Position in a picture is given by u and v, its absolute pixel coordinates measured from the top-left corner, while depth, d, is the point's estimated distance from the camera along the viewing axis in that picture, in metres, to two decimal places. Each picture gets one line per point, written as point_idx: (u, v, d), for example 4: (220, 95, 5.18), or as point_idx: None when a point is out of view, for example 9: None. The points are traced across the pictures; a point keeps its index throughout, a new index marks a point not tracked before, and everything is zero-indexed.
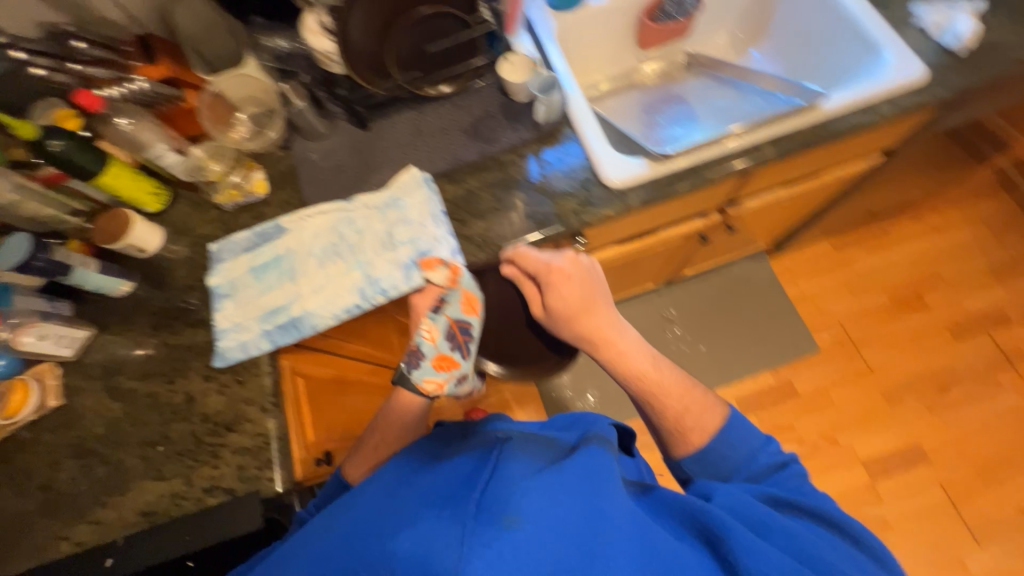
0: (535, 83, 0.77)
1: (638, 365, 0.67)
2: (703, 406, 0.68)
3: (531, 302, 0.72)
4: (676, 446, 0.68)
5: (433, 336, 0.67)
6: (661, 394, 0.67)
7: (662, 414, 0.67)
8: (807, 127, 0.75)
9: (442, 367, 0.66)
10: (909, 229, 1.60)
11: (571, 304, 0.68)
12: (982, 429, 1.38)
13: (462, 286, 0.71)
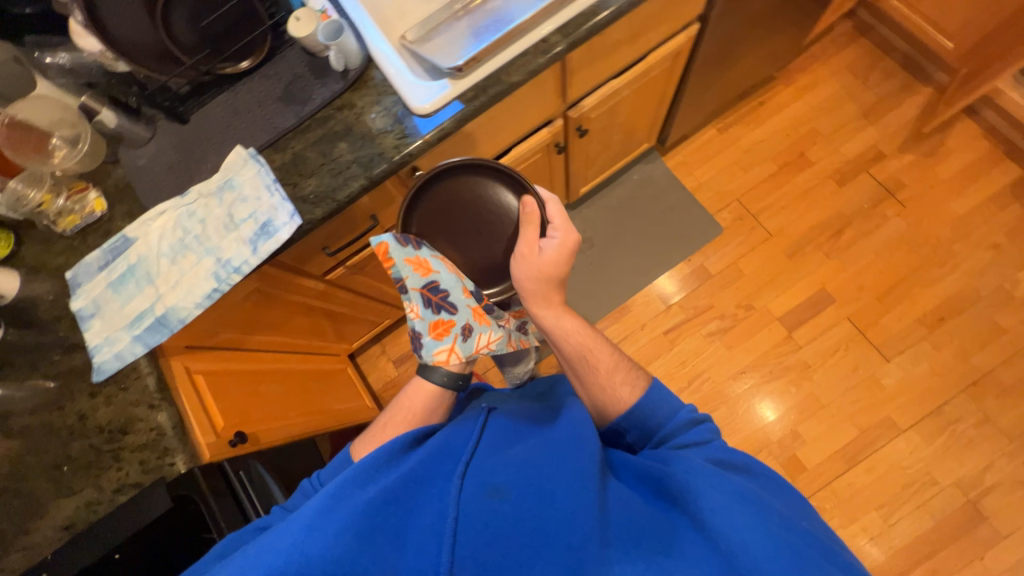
0: (321, 31, 0.78)
1: (573, 324, 0.74)
2: (628, 372, 0.71)
3: (527, 243, 0.73)
4: (597, 398, 0.70)
5: (416, 313, 0.68)
6: (595, 355, 0.72)
7: (595, 367, 0.71)
8: (584, 10, 0.79)
9: (443, 334, 0.68)
10: (783, 95, 1.67)
11: (565, 263, 0.75)
12: (874, 259, 1.49)
13: (398, 256, 0.68)
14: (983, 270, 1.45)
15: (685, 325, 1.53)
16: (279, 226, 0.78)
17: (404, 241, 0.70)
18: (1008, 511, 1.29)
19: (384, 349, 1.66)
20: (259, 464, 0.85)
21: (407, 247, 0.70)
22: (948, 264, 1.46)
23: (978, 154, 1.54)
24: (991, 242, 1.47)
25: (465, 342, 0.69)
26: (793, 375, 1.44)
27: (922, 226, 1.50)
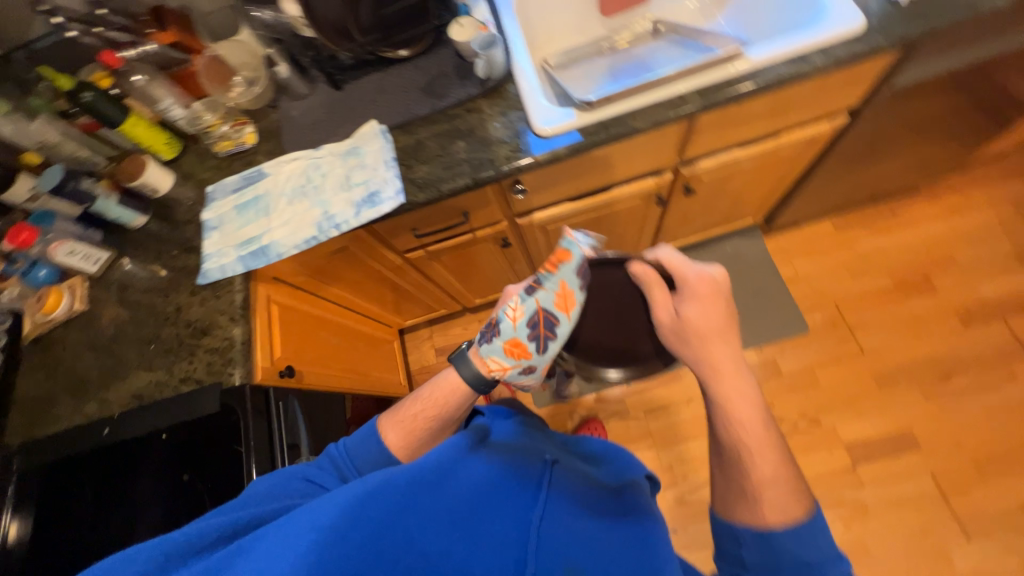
0: (475, 40, 0.84)
1: (743, 410, 0.61)
2: (791, 489, 0.58)
3: (658, 307, 0.68)
4: (735, 508, 0.60)
5: (516, 316, 0.65)
6: (753, 456, 0.59)
7: (748, 472, 0.59)
8: (729, 78, 0.78)
9: (511, 352, 0.64)
10: (922, 209, 1.51)
11: (711, 322, 0.65)
12: (983, 419, 1.28)
13: (564, 271, 0.68)
14: None
15: None
16: (384, 199, 0.85)
17: (579, 272, 0.68)
18: None
19: (432, 336, 1.72)
20: (296, 403, 0.89)
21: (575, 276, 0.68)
22: None
23: None
24: None
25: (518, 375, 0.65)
26: (846, 514, 1.27)
27: None
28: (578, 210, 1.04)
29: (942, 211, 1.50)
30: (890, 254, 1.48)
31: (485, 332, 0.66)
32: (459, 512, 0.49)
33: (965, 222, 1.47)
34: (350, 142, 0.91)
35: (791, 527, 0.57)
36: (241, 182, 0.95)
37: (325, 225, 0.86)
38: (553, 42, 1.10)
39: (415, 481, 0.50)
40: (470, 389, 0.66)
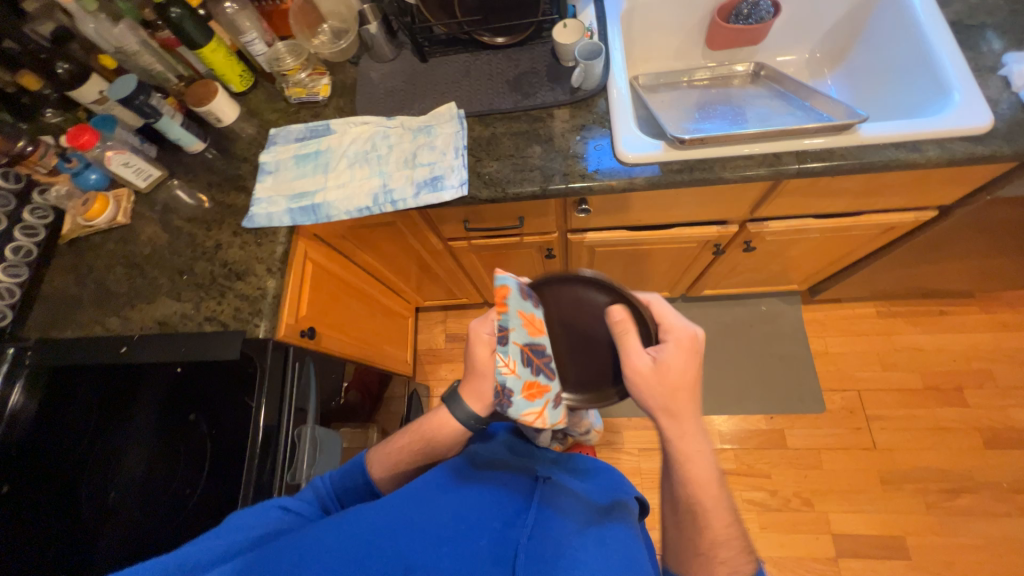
0: (580, 48, 0.81)
1: (701, 472, 0.65)
2: (738, 545, 0.64)
3: (633, 352, 0.68)
4: (692, 563, 0.65)
5: (512, 367, 0.63)
6: (707, 517, 0.65)
7: (700, 527, 0.65)
8: (832, 148, 0.73)
9: (534, 396, 0.66)
10: (972, 317, 1.45)
11: (684, 375, 0.67)
12: (983, 548, 1.24)
13: (513, 305, 0.66)
14: None
15: (729, 476, 1.39)
16: (447, 186, 0.82)
17: (524, 295, 0.71)
18: None
19: (445, 320, 1.71)
20: (311, 365, 0.87)
21: (525, 300, 0.69)
22: None
23: None
24: None
25: (552, 410, 0.68)
26: None
27: None
28: (630, 240, 1.01)
29: (992, 324, 1.43)
30: (926, 355, 1.44)
31: (499, 400, 0.63)
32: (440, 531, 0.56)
33: (1013, 341, 1.41)
34: (424, 120, 0.88)
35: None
36: (306, 136, 0.93)
37: (381, 199, 0.84)
38: (648, 62, 1.06)
39: (402, 510, 0.59)
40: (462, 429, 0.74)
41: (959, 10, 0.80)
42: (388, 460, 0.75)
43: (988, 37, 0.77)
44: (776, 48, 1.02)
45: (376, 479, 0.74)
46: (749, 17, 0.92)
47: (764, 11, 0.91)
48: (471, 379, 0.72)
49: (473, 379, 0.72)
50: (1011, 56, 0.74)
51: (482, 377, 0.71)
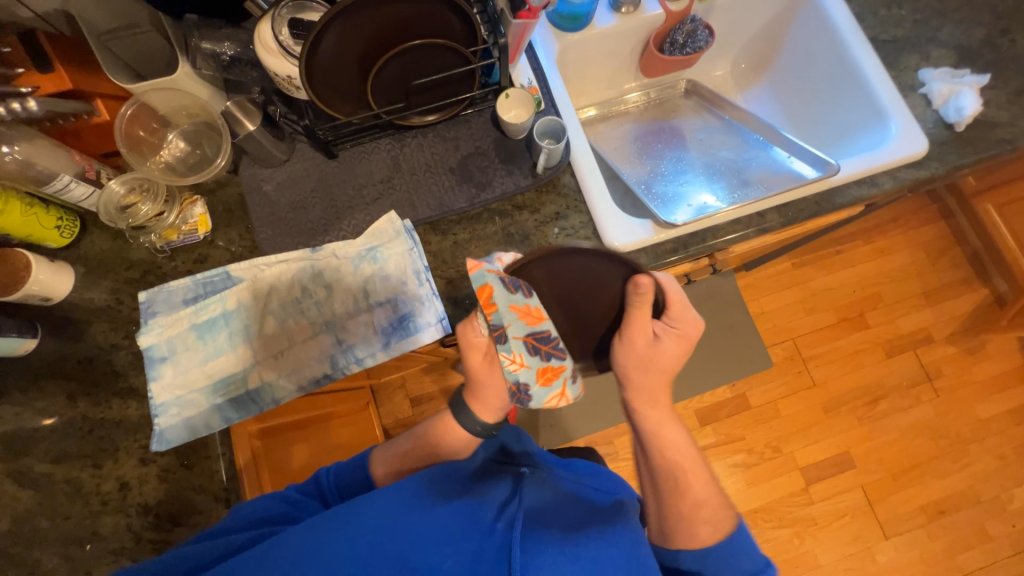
0: (537, 128, 0.70)
1: (677, 439, 0.69)
2: (719, 508, 0.68)
3: (636, 330, 0.63)
4: (677, 534, 0.68)
5: (519, 361, 0.60)
6: (687, 481, 0.68)
7: (683, 493, 0.68)
8: (807, 198, 0.73)
9: (551, 379, 0.61)
10: (860, 250, 1.69)
11: (675, 354, 0.66)
12: (899, 438, 1.55)
13: (503, 301, 0.59)
14: (988, 476, 1.53)
15: (712, 450, 1.53)
16: (421, 327, 0.67)
17: (513, 287, 0.60)
18: None
19: (405, 384, 1.54)
20: None
21: (515, 292, 0.60)
22: (959, 462, 1.54)
23: (1010, 366, 1.61)
24: (1002, 454, 1.55)
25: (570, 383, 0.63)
26: (799, 528, 1.48)
27: (947, 420, 1.57)
28: None
29: (875, 253, 1.69)
30: (833, 293, 1.67)
31: (513, 395, 0.62)
32: (440, 530, 0.54)
33: (890, 263, 1.69)
34: (363, 242, 0.69)
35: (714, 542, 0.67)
36: (199, 294, 0.68)
37: (339, 359, 0.67)
38: (581, 95, 0.96)
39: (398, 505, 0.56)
40: (472, 436, 0.69)
41: (874, 25, 0.82)
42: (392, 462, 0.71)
43: (901, 53, 0.80)
44: (702, 63, 1.00)
45: (377, 477, 0.71)
46: (683, 47, 0.86)
47: (701, 40, 0.85)
48: (474, 384, 0.66)
49: (475, 386, 0.66)
50: (927, 74, 0.78)
51: (483, 386, 0.66)
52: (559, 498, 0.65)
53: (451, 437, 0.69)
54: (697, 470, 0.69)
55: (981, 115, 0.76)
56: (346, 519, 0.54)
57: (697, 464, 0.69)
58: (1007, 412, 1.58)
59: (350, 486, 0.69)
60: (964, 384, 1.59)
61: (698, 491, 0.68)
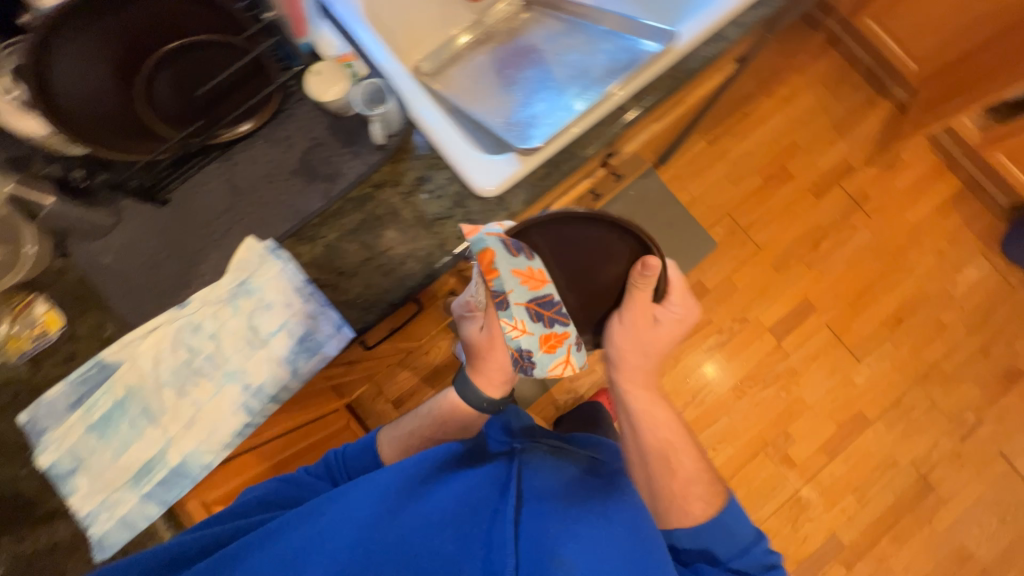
0: (357, 96, 0.64)
1: (663, 420, 0.80)
2: (707, 484, 0.79)
3: (638, 306, 0.71)
4: (669, 512, 0.77)
5: (520, 328, 0.66)
6: (678, 460, 0.80)
7: (676, 471, 0.79)
8: (661, 74, 0.69)
9: (555, 346, 0.68)
10: (765, 105, 1.70)
11: (671, 341, 0.75)
12: (847, 269, 1.63)
13: (505, 265, 0.63)
14: (932, 275, 1.63)
15: (687, 342, 1.59)
16: (322, 341, 0.64)
17: (515, 250, 0.64)
18: (952, 481, 1.54)
19: (382, 390, 1.52)
20: None
21: (517, 257, 0.65)
22: (905, 271, 1.64)
23: (928, 167, 1.68)
24: (940, 248, 1.65)
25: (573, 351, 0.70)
26: (782, 382, 1.58)
27: (885, 237, 1.65)
28: None
29: (780, 103, 1.70)
30: (753, 155, 1.68)
31: (521, 367, 0.68)
32: (441, 512, 0.55)
33: (796, 108, 1.70)
34: (232, 278, 0.64)
35: (710, 515, 0.76)
36: (83, 393, 0.63)
37: (253, 402, 0.64)
38: (418, 46, 0.89)
39: (401, 487, 0.59)
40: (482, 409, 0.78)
41: None
42: (399, 443, 0.81)
43: None
44: None
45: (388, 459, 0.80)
46: None
47: None
48: (477, 362, 0.74)
49: (481, 363, 0.75)
50: None
51: (483, 359, 0.74)
52: (558, 472, 0.67)
53: (460, 411, 0.80)
54: (683, 447, 0.81)
55: None
56: (356, 498, 0.58)
57: (680, 440, 0.81)
58: (936, 211, 1.66)
59: (360, 466, 0.77)
60: (892, 199, 1.66)
61: (680, 472, 0.79)
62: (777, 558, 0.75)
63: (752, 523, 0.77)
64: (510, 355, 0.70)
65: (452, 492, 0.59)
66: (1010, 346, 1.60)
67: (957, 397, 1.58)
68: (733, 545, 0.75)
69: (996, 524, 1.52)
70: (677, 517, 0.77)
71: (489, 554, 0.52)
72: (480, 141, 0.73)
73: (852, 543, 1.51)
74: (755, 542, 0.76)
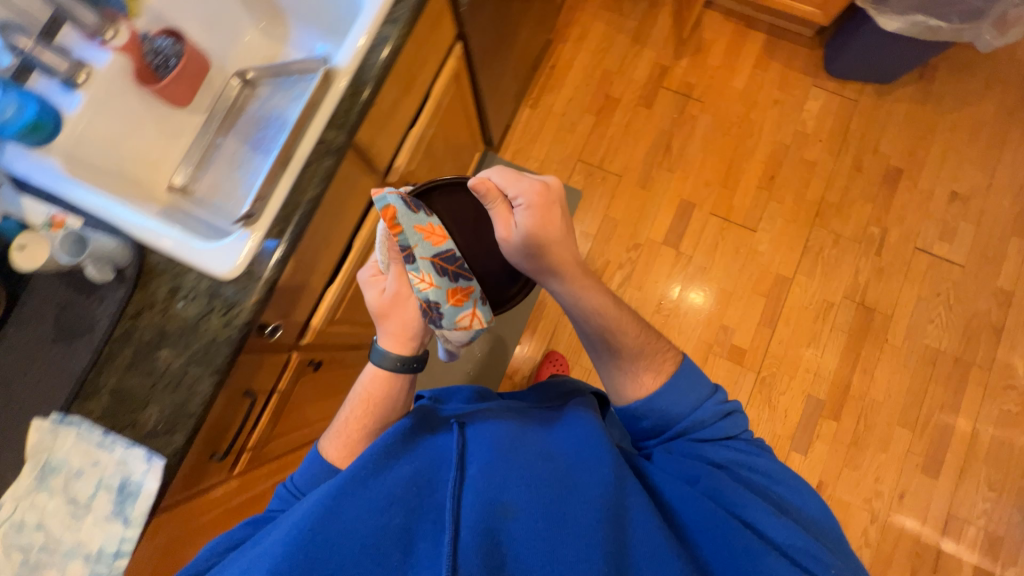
0: (60, 250, 0.65)
1: (593, 306, 0.82)
2: (653, 349, 0.85)
3: (506, 222, 0.77)
4: (626, 384, 0.85)
5: (427, 280, 0.75)
6: (620, 338, 0.83)
7: (623, 352, 0.83)
8: (344, 98, 0.73)
9: (462, 300, 0.78)
10: (565, 52, 1.77)
11: (552, 231, 0.76)
12: (705, 155, 1.68)
13: (406, 220, 0.74)
14: (781, 124, 1.69)
15: None
16: (140, 480, 0.65)
17: (414, 208, 0.76)
18: (888, 295, 1.57)
19: None
20: None
21: (418, 214, 0.76)
22: (756, 132, 1.69)
23: (730, 34, 1.75)
24: (775, 98, 1.71)
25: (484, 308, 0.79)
26: (698, 282, 1.60)
27: (724, 112, 1.70)
28: (345, 285, 0.96)
29: (577, 43, 1.77)
30: (577, 98, 1.74)
31: (432, 317, 0.76)
32: (405, 486, 0.65)
33: (592, 41, 1.77)
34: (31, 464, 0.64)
35: (658, 379, 0.83)
36: None
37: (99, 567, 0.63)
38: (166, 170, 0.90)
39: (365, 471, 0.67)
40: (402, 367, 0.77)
41: None
42: (343, 439, 0.76)
43: None
44: (226, 50, 0.93)
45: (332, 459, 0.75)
46: (167, 59, 0.82)
47: (172, 47, 0.83)
48: (384, 322, 0.77)
49: (388, 322, 0.77)
50: None
51: (388, 318, 0.77)
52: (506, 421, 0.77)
53: (378, 386, 0.77)
54: (621, 321, 0.84)
55: None
56: (315, 494, 0.66)
57: (615, 318, 0.84)
58: (755, 68, 1.73)
59: (310, 482, 0.74)
60: (714, 75, 1.73)
61: (624, 347, 0.84)
62: (741, 419, 0.82)
63: (713, 386, 0.84)
64: (420, 308, 0.76)
65: (400, 472, 0.67)
66: (876, 151, 1.65)
67: (855, 219, 1.62)
68: (686, 406, 0.81)
69: (945, 313, 1.55)
70: (633, 386, 0.84)
71: (436, 516, 0.64)
72: (222, 237, 0.76)
73: (828, 396, 1.52)
74: (707, 397, 0.82)
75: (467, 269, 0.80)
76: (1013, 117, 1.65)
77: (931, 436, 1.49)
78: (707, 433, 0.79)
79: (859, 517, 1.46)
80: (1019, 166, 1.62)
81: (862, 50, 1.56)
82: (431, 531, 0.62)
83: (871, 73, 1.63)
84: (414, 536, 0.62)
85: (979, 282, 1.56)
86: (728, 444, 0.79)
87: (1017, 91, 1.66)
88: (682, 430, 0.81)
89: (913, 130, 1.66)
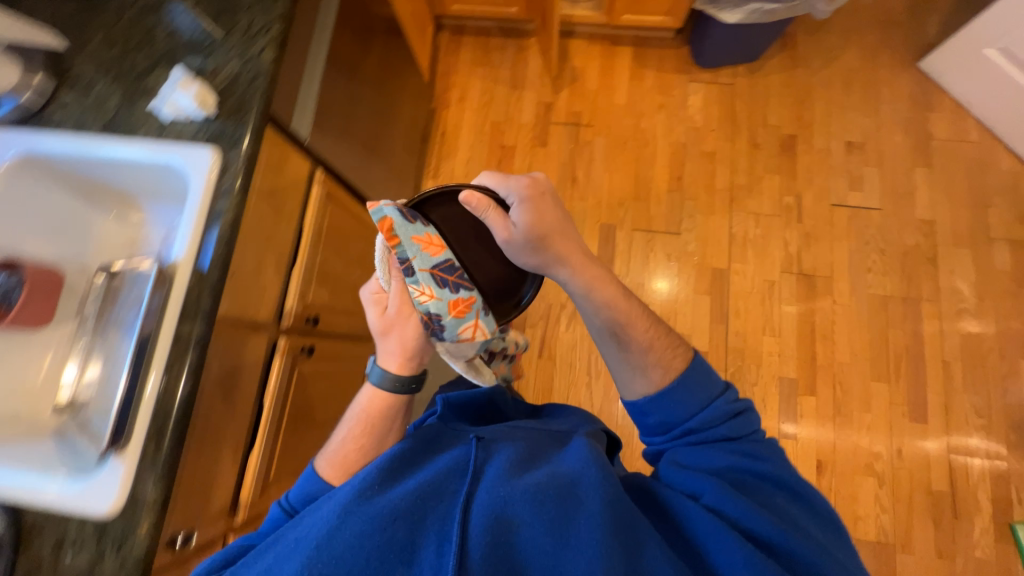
0: None
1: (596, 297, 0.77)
2: (666, 340, 0.77)
3: (498, 222, 0.76)
4: (637, 379, 0.77)
5: (427, 293, 0.74)
6: (627, 326, 0.77)
7: (626, 344, 0.76)
8: (191, 283, 0.72)
9: (464, 311, 0.77)
10: (451, 116, 1.79)
11: (548, 223, 0.76)
12: (610, 175, 1.70)
13: (404, 233, 0.74)
14: (671, 125, 1.73)
15: (548, 336, 1.59)
16: None
17: (411, 217, 0.76)
18: (822, 257, 1.58)
19: None
20: None
21: (414, 225, 0.76)
22: (651, 139, 1.72)
23: (599, 56, 1.80)
24: (659, 102, 1.75)
25: (485, 317, 0.80)
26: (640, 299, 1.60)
27: (616, 129, 1.74)
28: (265, 451, 0.92)
29: (459, 105, 1.80)
30: (474, 157, 1.76)
31: (431, 327, 0.75)
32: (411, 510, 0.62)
33: (474, 99, 1.80)
34: None
35: (670, 375, 0.75)
36: None
37: None
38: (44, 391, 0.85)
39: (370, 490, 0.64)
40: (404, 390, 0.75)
41: (90, 119, 0.80)
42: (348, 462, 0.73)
43: (132, 110, 0.79)
44: (82, 249, 0.90)
45: (328, 478, 0.72)
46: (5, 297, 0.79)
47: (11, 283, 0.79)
48: (387, 338, 0.75)
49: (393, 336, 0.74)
50: (153, 106, 0.78)
51: (389, 335, 0.74)
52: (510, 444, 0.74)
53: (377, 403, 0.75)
54: (626, 311, 0.77)
55: (215, 91, 0.78)
56: (320, 510, 0.64)
57: (620, 308, 0.77)
58: (632, 80, 1.78)
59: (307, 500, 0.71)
60: (596, 98, 1.77)
61: (630, 337, 0.76)
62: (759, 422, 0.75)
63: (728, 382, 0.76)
64: (422, 322, 0.75)
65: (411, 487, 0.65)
66: (767, 124, 1.70)
67: (769, 193, 1.64)
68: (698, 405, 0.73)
69: (880, 258, 1.57)
70: (641, 380, 0.76)
71: (444, 528, 0.62)
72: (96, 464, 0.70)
73: (799, 373, 1.51)
74: (718, 395, 0.75)
75: (467, 278, 0.79)
76: (877, 58, 1.72)
77: (907, 382, 1.48)
78: (713, 436, 0.72)
79: (867, 485, 1.43)
80: (899, 101, 1.68)
81: (720, 40, 1.62)
82: (434, 547, 0.61)
83: (737, 56, 1.68)
84: (416, 549, 0.61)
85: (899, 219, 1.60)
86: (739, 445, 0.72)
87: (873, 34, 1.74)
88: (688, 435, 0.73)
89: (793, 96, 1.71)
